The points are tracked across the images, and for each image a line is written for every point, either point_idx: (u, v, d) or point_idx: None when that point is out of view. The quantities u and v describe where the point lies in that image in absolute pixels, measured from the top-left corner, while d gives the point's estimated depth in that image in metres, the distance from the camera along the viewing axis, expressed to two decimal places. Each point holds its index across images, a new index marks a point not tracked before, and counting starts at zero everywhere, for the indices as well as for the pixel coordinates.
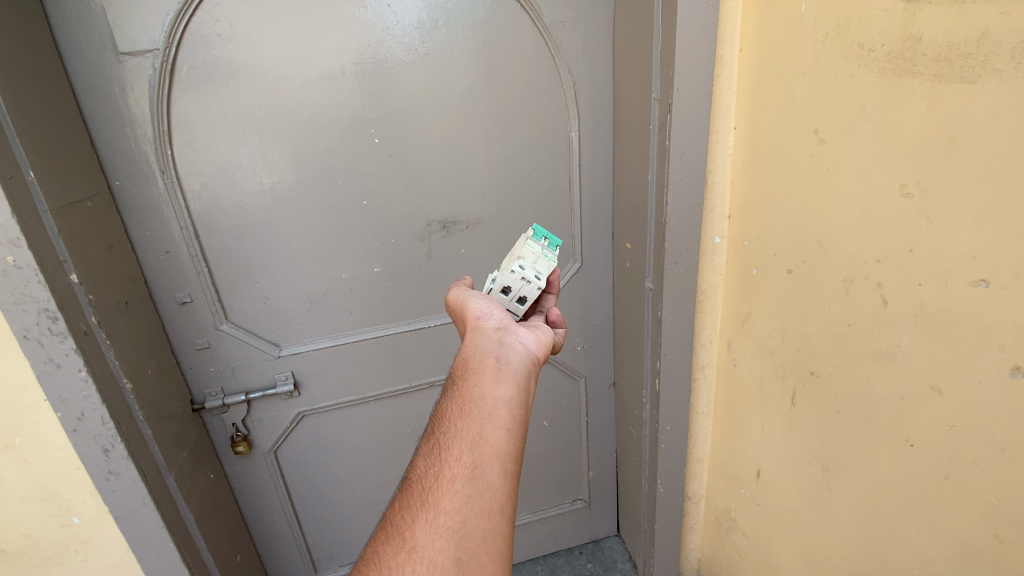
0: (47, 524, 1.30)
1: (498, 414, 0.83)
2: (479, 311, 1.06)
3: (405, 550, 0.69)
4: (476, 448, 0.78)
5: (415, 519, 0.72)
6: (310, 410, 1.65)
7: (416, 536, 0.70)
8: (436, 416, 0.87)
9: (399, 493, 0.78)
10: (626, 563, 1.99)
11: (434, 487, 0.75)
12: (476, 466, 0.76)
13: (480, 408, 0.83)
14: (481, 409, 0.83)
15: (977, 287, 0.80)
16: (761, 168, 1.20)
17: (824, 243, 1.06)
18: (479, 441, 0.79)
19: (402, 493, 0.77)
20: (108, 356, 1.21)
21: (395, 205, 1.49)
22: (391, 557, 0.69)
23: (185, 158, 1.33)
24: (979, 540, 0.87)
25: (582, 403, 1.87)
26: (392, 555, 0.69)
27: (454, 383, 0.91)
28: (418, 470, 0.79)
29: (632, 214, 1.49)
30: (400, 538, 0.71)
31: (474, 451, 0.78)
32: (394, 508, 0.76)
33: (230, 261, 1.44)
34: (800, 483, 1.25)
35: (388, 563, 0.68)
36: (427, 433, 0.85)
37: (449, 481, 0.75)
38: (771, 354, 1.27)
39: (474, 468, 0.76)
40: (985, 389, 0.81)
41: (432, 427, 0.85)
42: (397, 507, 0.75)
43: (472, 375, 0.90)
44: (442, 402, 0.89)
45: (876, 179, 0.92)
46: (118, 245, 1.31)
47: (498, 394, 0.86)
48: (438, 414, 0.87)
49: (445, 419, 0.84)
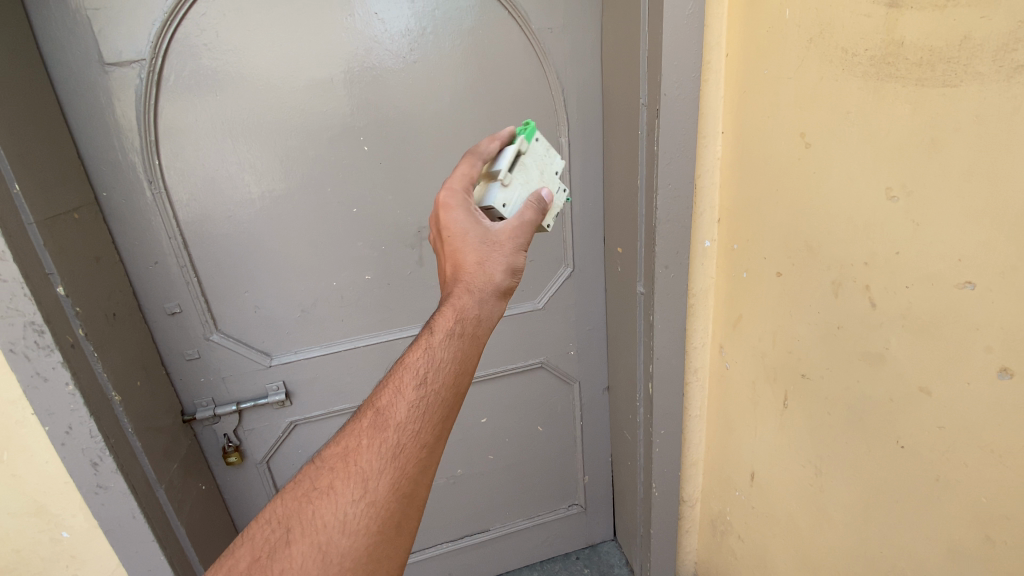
0: (36, 539, 1.29)
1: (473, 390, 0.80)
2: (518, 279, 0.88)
3: (360, 502, 0.70)
4: (448, 420, 0.76)
5: (377, 476, 0.71)
6: (302, 419, 1.64)
7: (374, 492, 0.70)
8: (429, 354, 0.77)
9: (369, 430, 0.74)
10: (623, 568, 1.98)
11: (403, 448, 0.72)
12: (443, 439, 0.75)
13: (465, 379, 0.78)
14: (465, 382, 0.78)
15: (963, 289, 0.80)
16: (750, 172, 1.20)
17: (812, 245, 1.06)
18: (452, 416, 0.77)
19: (372, 432, 0.73)
20: (96, 368, 1.20)
21: (385, 212, 1.48)
22: (346, 507, 0.69)
23: (173, 168, 1.33)
24: (970, 542, 0.87)
25: (576, 408, 1.86)
26: (346, 503, 0.69)
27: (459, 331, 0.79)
28: (394, 419, 0.74)
29: (623, 218, 1.50)
30: (359, 488, 0.70)
31: (446, 422, 0.76)
32: (359, 445, 0.73)
33: (220, 270, 1.43)
34: (793, 485, 1.25)
35: (340, 509, 0.69)
36: (415, 369, 0.76)
37: (417, 446, 0.73)
38: (763, 357, 1.27)
39: (441, 441, 0.75)
40: (974, 390, 0.81)
41: (421, 366, 0.76)
42: (363, 447, 0.72)
43: (472, 335, 0.80)
44: (439, 345, 0.78)
45: (862, 182, 0.93)
46: (106, 256, 1.30)
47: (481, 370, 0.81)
48: (432, 354, 0.77)
49: (434, 374, 0.76)
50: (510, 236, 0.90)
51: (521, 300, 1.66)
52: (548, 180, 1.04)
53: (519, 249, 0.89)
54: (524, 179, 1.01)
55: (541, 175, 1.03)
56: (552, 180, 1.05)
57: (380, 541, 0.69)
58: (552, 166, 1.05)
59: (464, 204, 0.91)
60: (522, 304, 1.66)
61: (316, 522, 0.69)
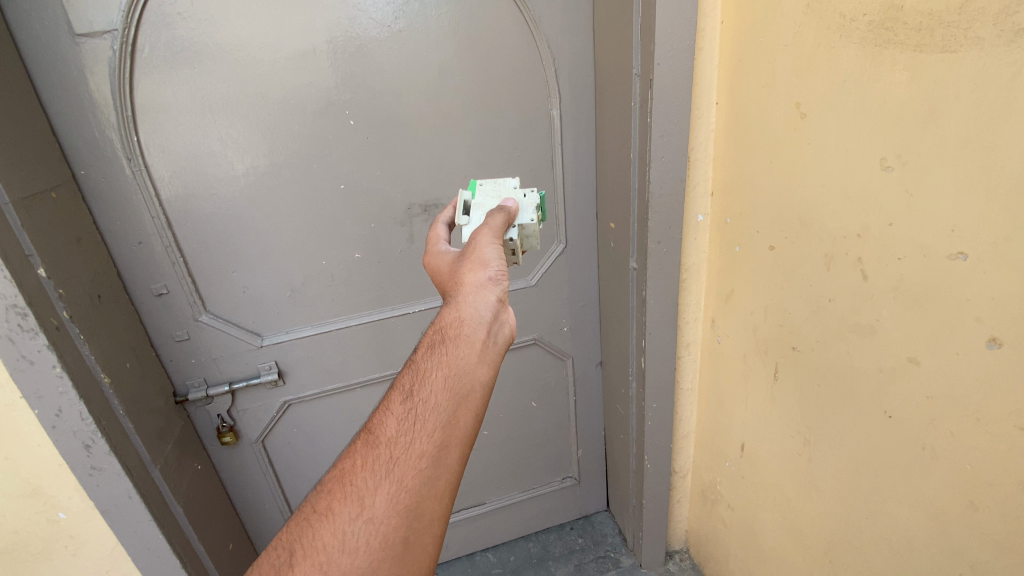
0: (33, 520, 1.27)
1: (475, 395, 0.76)
2: (499, 269, 0.86)
3: (358, 520, 0.68)
4: (448, 428, 0.73)
5: (372, 493, 0.70)
6: (296, 398, 1.64)
7: (372, 509, 0.69)
8: (414, 372, 0.79)
9: (363, 449, 0.74)
10: (616, 537, 2.00)
11: (396, 463, 0.71)
12: (444, 448, 0.72)
13: (461, 383, 0.76)
14: (462, 387, 0.76)
15: (955, 260, 0.80)
16: (743, 144, 1.18)
17: (805, 218, 1.05)
18: (453, 423, 0.74)
19: (366, 450, 0.73)
20: (83, 351, 1.18)
21: (373, 189, 1.45)
22: (345, 526, 0.68)
23: (152, 145, 1.28)
24: (955, 508, 0.89)
25: (569, 383, 1.87)
26: (345, 521, 0.69)
27: (440, 342, 0.80)
28: (385, 435, 0.74)
29: (615, 193, 1.48)
30: (355, 507, 0.69)
31: (445, 430, 0.73)
32: (354, 465, 0.73)
33: (207, 250, 1.41)
34: (783, 456, 1.27)
35: (339, 528, 0.68)
36: (403, 386, 0.78)
37: (413, 459, 0.71)
38: (754, 331, 1.28)
39: (442, 450, 0.72)
40: (962, 361, 0.82)
41: (409, 383, 0.78)
42: (358, 467, 0.72)
43: (458, 338, 0.80)
44: (425, 358, 0.79)
45: (857, 153, 0.92)
46: (87, 237, 1.27)
47: (481, 372, 0.78)
48: (417, 370, 0.79)
49: (421, 386, 0.76)
50: (476, 235, 0.93)
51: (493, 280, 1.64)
52: (510, 194, 1.07)
53: (484, 244, 0.91)
54: (482, 204, 1.07)
55: (499, 198, 1.07)
56: (511, 191, 1.08)
57: (385, 558, 0.67)
58: (507, 182, 1.09)
59: (431, 255, 1.00)
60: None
61: (316, 544, 0.68)
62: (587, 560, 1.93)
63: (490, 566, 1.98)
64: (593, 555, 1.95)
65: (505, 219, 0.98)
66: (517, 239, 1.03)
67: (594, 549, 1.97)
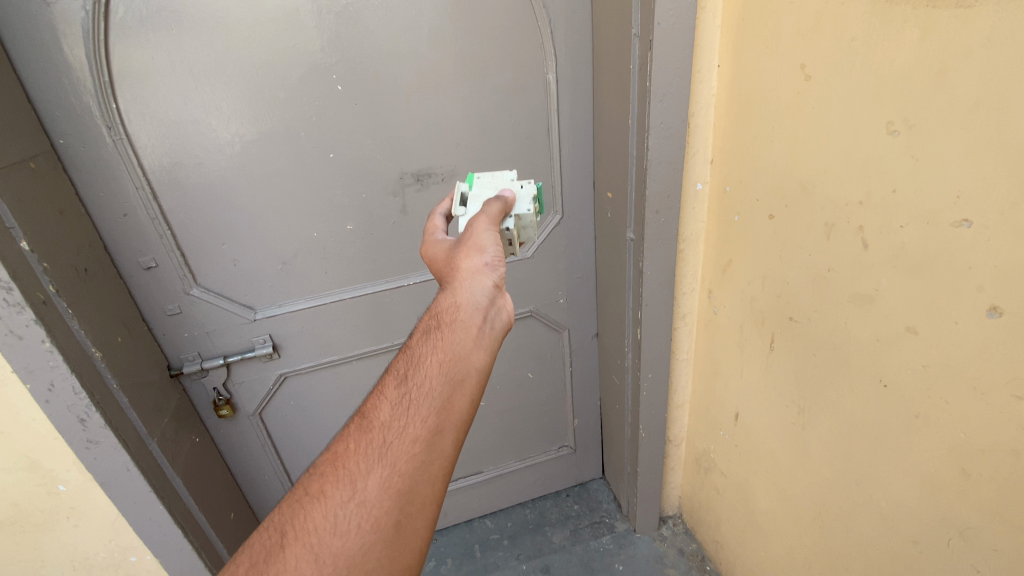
0: (33, 493, 1.27)
1: (470, 380, 0.77)
2: (496, 255, 0.87)
3: (352, 502, 0.68)
4: (443, 413, 0.73)
5: (366, 475, 0.69)
6: (292, 371, 1.63)
7: (365, 491, 0.68)
8: (409, 357, 0.79)
9: (356, 432, 0.74)
10: (611, 503, 2.05)
11: (390, 445, 0.71)
12: (439, 432, 0.72)
13: (456, 368, 0.76)
14: (457, 371, 0.76)
15: (959, 228, 0.78)
16: (745, 109, 1.15)
17: (807, 186, 1.03)
18: (447, 407, 0.74)
19: (359, 434, 0.73)
20: (72, 326, 1.17)
21: (364, 159, 1.41)
22: (338, 508, 0.67)
23: (132, 112, 1.23)
24: (946, 476, 0.89)
25: (566, 354, 1.87)
26: (338, 504, 0.68)
27: (435, 327, 0.80)
28: (379, 419, 0.73)
29: (613, 161, 1.44)
30: (349, 488, 0.68)
31: (439, 415, 0.73)
32: (348, 448, 0.72)
33: (195, 222, 1.38)
34: (777, 424, 1.28)
35: (332, 510, 0.67)
36: (397, 371, 0.78)
37: (407, 442, 0.71)
38: (751, 301, 1.27)
39: (437, 434, 0.72)
40: (961, 330, 0.81)
41: (403, 368, 0.78)
42: (352, 450, 0.72)
43: (454, 323, 0.80)
44: (419, 344, 0.79)
45: (862, 117, 0.88)
46: (70, 209, 1.23)
47: (476, 358, 0.78)
48: (412, 355, 0.79)
49: (416, 371, 0.76)
50: (474, 221, 0.94)
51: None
52: (506, 185, 1.08)
53: (480, 229, 0.91)
54: (480, 195, 1.08)
55: (496, 189, 1.08)
56: (509, 183, 1.08)
57: (376, 541, 0.66)
58: (505, 174, 1.09)
59: (428, 244, 1.00)
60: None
61: (307, 526, 0.67)
62: (582, 526, 1.98)
63: (488, 532, 2.02)
64: (589, 521, 1.99)
65: (502, 207, 1.00)
66: (513, 229, 1.05)
67: (589, 515, 2.02)
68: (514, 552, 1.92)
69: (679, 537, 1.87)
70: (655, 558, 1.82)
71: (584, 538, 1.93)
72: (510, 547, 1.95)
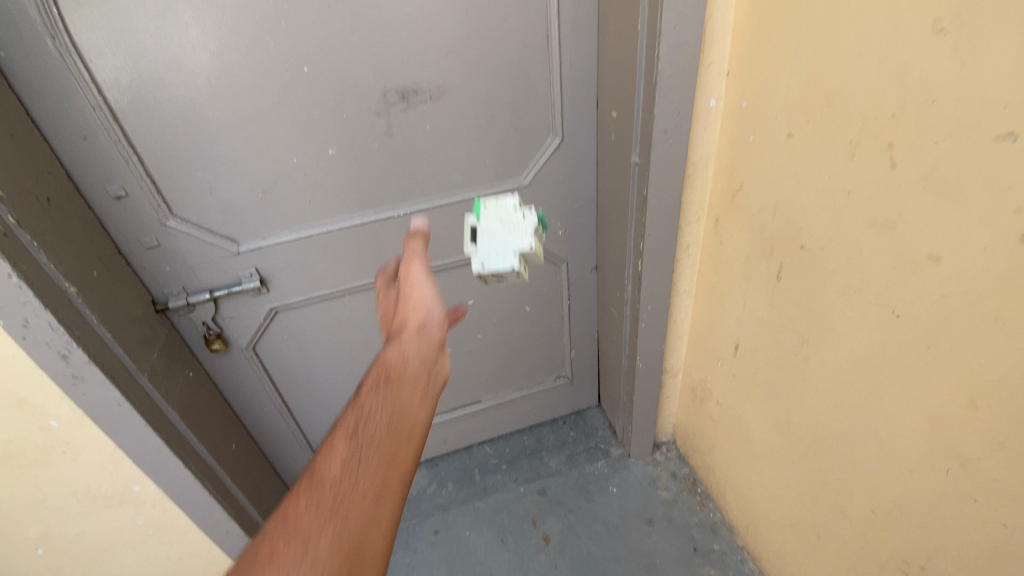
0: (25, 430, 1.24)
1: (417, 381, 0.87)
2: (430, 292, 0.96)
3: (325, 529, 0.71)
4: (397, 421, 0.83)
5: (337, 503, 0.74)
6: (282, 305, 1.58)
7: (338, 513, 0.73)
8: (358, 400, 0.85)
9: (315, 473, 0.78)
10: (606, 430, 2.10)
11: (354, 463, 0.77)
12: (398, 440, 0.81)
13: (405, 377, 0.87)
14: (403, 377, 0.87)
15: (1001, 142, 0.70)
16: (771, 9, 1.01)
17: (832, 99, 0.93)
18: (401, 415, 0.83)
19: (319, 469, 0.78)
20: (39, 259, 1.10)
21: (342, 73, 1.27)
22: (312, 533, 0.71)
23: (74, 16, 1.08)
24: (953, 407, 0.87)
25: (564, 287, 1.82)
26: (312, 527, 0.71)
27: (381, 370, 0.88)
28: (338, 451, 0.79)
29: (618, 76, 1.31)
30: (318, 519, 0.72)
31: (396, 424, 0.82)
32: (308, 492, 0.76)
33: (163, 147, 1.26)
34: (777, 355, 1.26)
35: (306, 537, 0.71)
36: (344, 419, 0.83)
37: (372, 454, 0.78)
38: (761, 229, 1.20)
39: (396, 441, 0.81)
40: (988, 257, 0.75)
41: (353, 406, 0.84)
42: (313, 489, 0.75)
43: (400, 347, 0.90)
44: (369, 384, 0.87)
45: (905, 13, 0.77)
46: (22, 132, 1.12)
47: (423, 363, 0.90)
48: (362, 392, 0.86)
49: (369, 401, 0.84)
50: (405, 271, 0.98)
51: (477, 183, 1.53)
52: (507, 209, 1.08)
53: (417, 278, 0.97)
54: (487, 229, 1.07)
55: (501, 220, 1.07)
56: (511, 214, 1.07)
57: (354, 545, 0.71)
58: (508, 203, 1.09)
59: None
60: (476, 188, 1.54)
61: (284, 554, 0.70)
62: (578, 452, 2.03)
63: (487, 457, 2.09)
64: (585, 447, 2.04)
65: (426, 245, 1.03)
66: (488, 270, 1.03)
67: (585, 441, 2.07)
68: (512, 476, 1.99)
69: (672, 461, 1.93)
70: (649, 481, 1.88)
71: (580, 463, 1.99)
72: (508, 471, 2.01)
